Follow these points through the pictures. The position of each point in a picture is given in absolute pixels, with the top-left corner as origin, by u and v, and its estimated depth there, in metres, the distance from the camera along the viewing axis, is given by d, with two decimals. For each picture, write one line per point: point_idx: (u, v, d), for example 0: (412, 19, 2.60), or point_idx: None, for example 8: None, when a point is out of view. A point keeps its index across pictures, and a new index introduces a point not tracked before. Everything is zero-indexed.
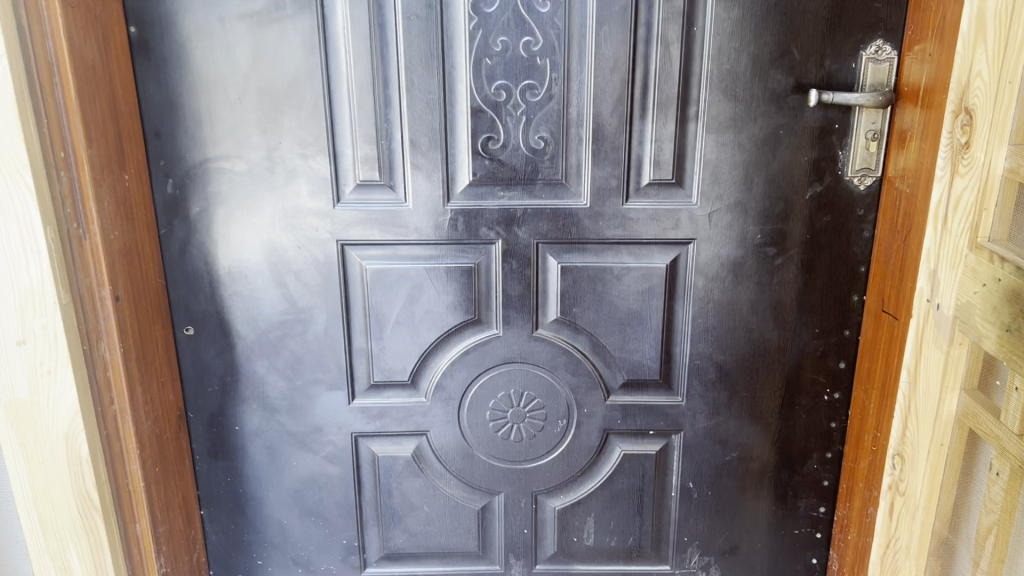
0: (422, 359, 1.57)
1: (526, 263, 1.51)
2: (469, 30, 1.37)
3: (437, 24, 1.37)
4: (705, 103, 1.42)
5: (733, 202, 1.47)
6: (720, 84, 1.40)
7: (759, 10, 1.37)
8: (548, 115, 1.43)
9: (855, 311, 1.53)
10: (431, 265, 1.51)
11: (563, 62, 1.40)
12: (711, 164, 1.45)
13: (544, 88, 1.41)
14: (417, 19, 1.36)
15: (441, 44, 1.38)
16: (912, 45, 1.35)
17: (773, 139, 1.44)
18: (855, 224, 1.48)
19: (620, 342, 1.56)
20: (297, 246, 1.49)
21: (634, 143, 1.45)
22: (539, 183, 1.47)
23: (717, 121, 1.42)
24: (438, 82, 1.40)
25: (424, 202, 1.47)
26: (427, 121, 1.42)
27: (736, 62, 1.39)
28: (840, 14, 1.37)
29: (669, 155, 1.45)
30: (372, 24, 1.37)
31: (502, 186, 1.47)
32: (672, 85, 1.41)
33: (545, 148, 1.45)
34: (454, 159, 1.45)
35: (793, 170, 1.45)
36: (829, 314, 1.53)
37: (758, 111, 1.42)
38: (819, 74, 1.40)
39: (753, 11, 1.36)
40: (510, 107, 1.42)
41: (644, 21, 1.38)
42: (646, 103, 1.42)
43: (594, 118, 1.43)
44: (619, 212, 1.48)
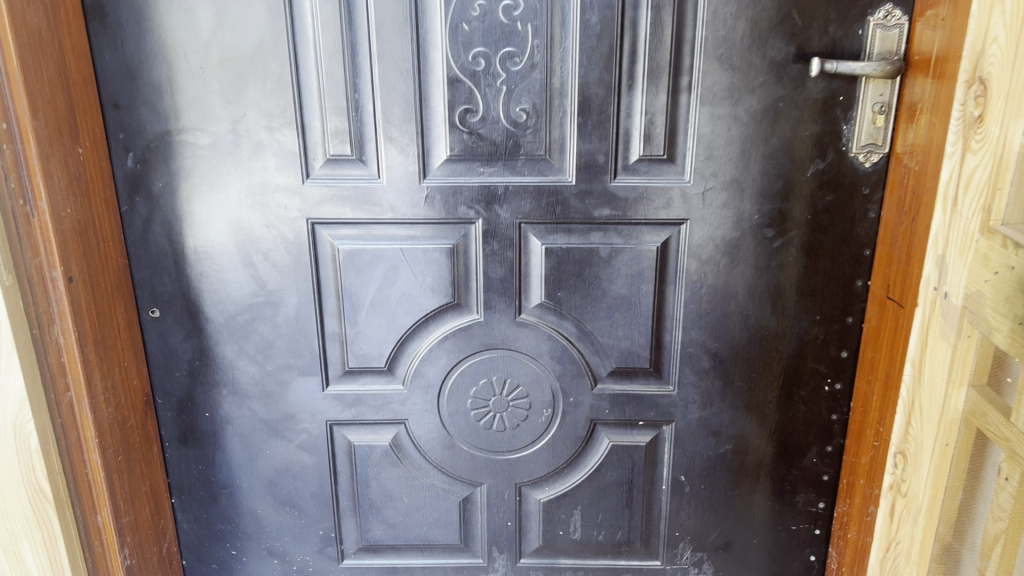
0: (398, 345, 1.49)
1: (508, 244, 1.43)
2: None
3: None
4: (699, 72, 1.31)
5: (729, 179, 1.38)
6: (715, 52, 1.30)
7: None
8: (530, 86, 1.34)
9: (859, 297, 1.43)
10: (407, 245, 1.43)
11: (546, 28, 1.30)
12: (706, 139, 1.35)
13: (525, 56, 1.32)
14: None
15: (414, 7, 1.28)
16: (924, 10, 1.24)
17: (772, 112, 1.33)
18: (860, 204, 1.38)
19: (608, 327, 1.47)
20: (265, 224, 1.41)
21: (622, 116, 1.35)
22: (521, 159, 1.38)
23: (713, 92, 1.32)
24: (413, 49, 1.31)
25: (399, 178, 1.38)
26: (400, 91, 1.33)
27: (733, 29, 1.29)
28: None
29: (660, 128, 1.35)
30: None
31: (481, 161, 1.38)
32: (663, 53, 1.31)
33: (527, 121, 1.36)
34: (430, 133, 1.36)
35: (794, 146, 1.35)
36: (831, 300, 1.44)
37: (757, 81, 1.32)
38: (823, 41, 1.30)
39: None
40: (489, 76, 1.33)
41: None
42: (635, 72, 1.32)
43: (580, 88, 1.33)
44: (607, 190, 1.39)
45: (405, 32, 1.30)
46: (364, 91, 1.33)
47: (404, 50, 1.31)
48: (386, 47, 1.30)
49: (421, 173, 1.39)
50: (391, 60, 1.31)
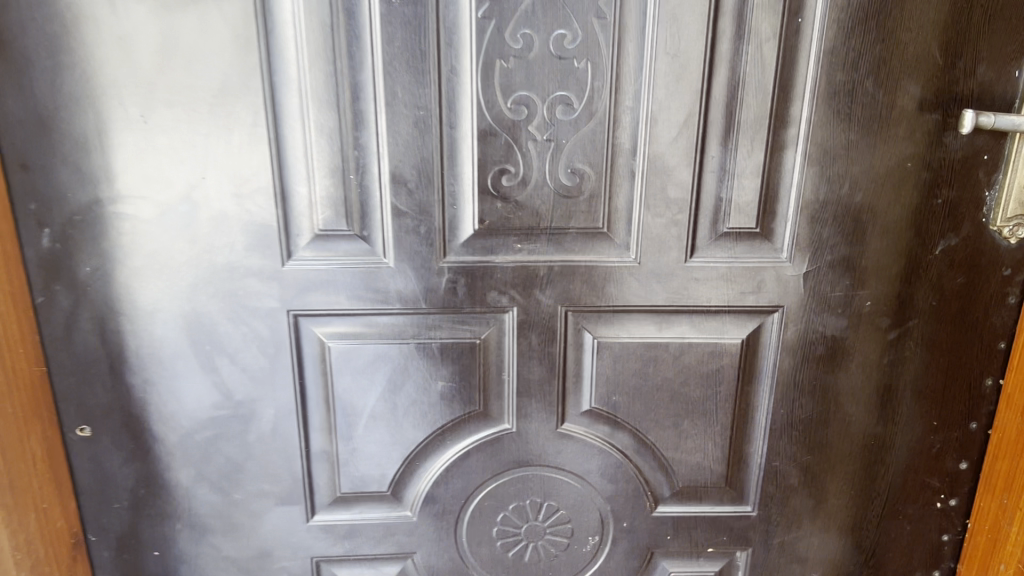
0: (406, 465, 1.16)
1: (550, 339, 1.11)
2: (477, 21, 0.95)
3: (430, 10, 0.94)
4: (808, 125, 1.01)
5: (839, 258, 1.08)
6: (830, 99, 0.99)
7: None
8: (586, 140, 1.02)
9: (986, 398, 1.15)
10: (420, 341, 1.09)
11: (610, 66, 0.98)
12: (813, 208, 1.05)
13: (582, 102, 1.00)
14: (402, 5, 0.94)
15: (436, 38, 0.96)
16: None
17: (898, 176, 1.04)
18: (997, 288, 1.10)
19: (674, 438, 1.17)
20: (231, 319, 1.06)
21: (705, 180, 1.04)
22: (571, 232, 1.06)
23: (826, 150, 1.02)
24: (433, 93, 0.98)
25: (412, 259, 1.05)
26: (417, 147, 1.00)
27: (855, 69, 0.98)
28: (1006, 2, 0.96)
29: (753, 195, 1.04)
30: (335, 10, 0.94)
31: (519, 236, 1.06)
32: (764, 100, 0.99)
33: (582, 185, 1.04)
34: (453, 201, 1.03)
35: (924, 217, 1.06)
36: (953, 403, 1.15)
37: (883, 137, 1.02)
38: (969, 85, 1.00)
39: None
40: (533, 128, 1.01)
41: (729, 10, 0.96)
42: (725, 123, 1.01)
43: (652, 144, 1.02)
44: (680, 271, 1.08)
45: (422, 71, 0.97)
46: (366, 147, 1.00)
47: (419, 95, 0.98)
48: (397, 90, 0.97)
49: (439, 253, 1.05)
50: (403, 105, 0.98)
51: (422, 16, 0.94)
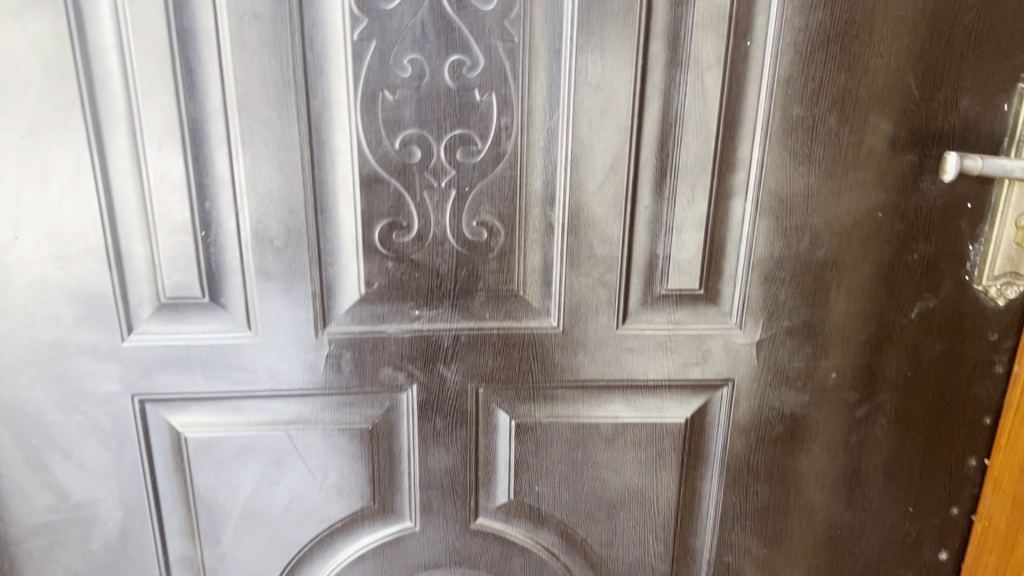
0: (289, 570, 0.97)
1: (458, 422, 0.92)
2: (353, 43, 0.77)
3: (293, 30, 0.76)
4: (759, 169, 0.84)
5: (799, 324, 0.91)
6: (785, 139, 0.83)
7: (859, 16, 0.79)
8: (493, 187, 0.84)
9: (969, 481, 0.99)
10: (299, 428, 0.90)
11: (520, 99, 0.80)
12: (767, 266, 0.88)
13: (486, 141, 0.82)
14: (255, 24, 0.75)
15: (301, 64, 0.77)
16: None
17: (868, 228, 0.87)
18: (982, 356, 0.93)
19: (608, 532, 0.99)
20: (60, 406, 0.86)
21: (638, 234, 0.87)
22: (479, 297, 0.88)
23: (781, 198, 0.85)
24: (302, 131, 0.79)
25: (284, 332, 0.86)
26: (284, 197, 0.81)
27: (815, 103, 0.82)
28: (994, 23, 0.80)
29: (695, 251, 0.87)
30: (171, 29, 0.74)
31: (416, 302, 0.87)
32: (706, 139, 0.82)
33: (491, 241, 0.86)
34: (332, 261, 0.85)
35: (896, 274, 0.89)
36: (932, 487, 0.99)
37: (847, 181, 0.85)
38: (950, 121, 0.84)
39: (848, 18, 0.79)
40: (429, 173, 0.83)
41: (661, 31, 0.79)
42: (660, 167, 0.84)
43: (573, 191, 0.84)
44: (612, 341, 0.90)
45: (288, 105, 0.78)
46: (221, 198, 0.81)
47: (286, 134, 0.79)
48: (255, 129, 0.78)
49: (318, 324, 0.86)
50: (264, 147, 0.79)
51: (283, 37, 0.76)
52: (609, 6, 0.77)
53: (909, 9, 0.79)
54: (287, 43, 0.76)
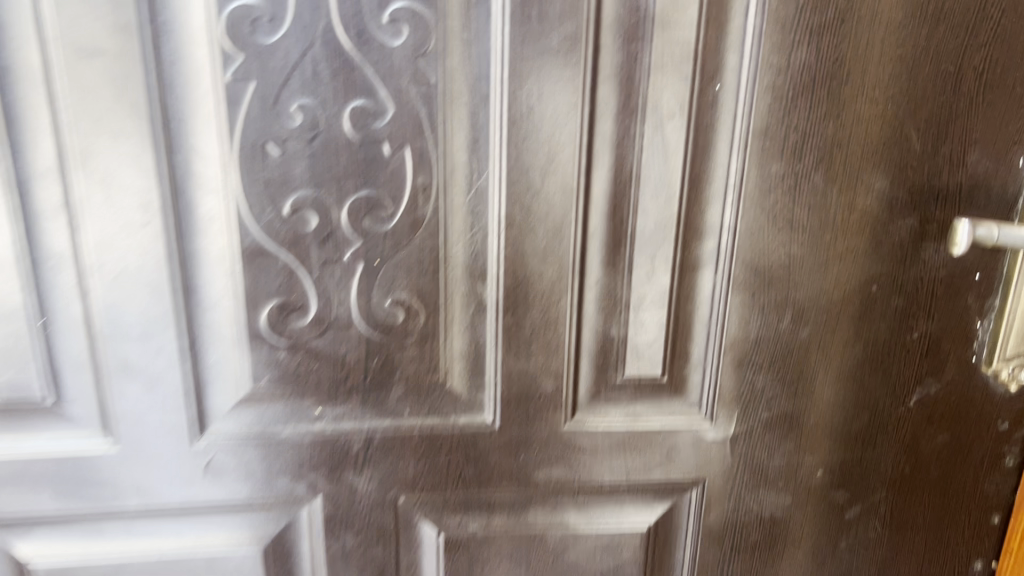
0: None
1: (374, 537, 0.76)
2: (227, 86, 0.61)
3: (149, 69, 0.60)
4: (731, 236, 0.70)
5: (779, 415, 0.76)
6: (763, 201, 0.68)
7: (849, 55, 0.65)
8: (410, 260, 0.68)
9: None
10: (177, 550, 0.74)
11: (439, 154, 0.65)
12: (742, 350, 0.73)
13: (400, 205, 0.66)
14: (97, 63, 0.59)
15: (161, 112, 0.61)
16: None
17: (859, 303, 0.73)
18: (990, 448, 0.80)
19: None
20: None
21: (587, 313, 0.72)
22: (395, 391, 0.72)
23: (760, 270, 0.71)
24: (164, 194, 0.63)
25: (153, 437, 0.70)
26: (144, 274, 0.65)
27: (797, 158, 0.68)
28: (1008, 65, 0.67)
29: (657, 332, 0.72)
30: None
31: (317, 398, 0.71)
32: (666, 201, 0.68)
33: (409, 324, 0.70)
34: (209, 350, 0.68)
35: (892, 357, 0.76)
36: None
37: (835, 250, 0.71)
38: (955, 178, 0.70)
39: (837, 57, 0.65)
40: (329, 244, 0.67)
41: (611, 72, 0.64)
42: (613, 234, 0.69)
43: (508, 265, 0.69)
44: (558, 440, 0.75)
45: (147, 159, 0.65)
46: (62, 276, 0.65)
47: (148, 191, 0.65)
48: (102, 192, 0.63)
49: (196, 424, 0.70)
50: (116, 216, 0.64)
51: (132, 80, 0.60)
52: (546, 42, 0.63)
53: (908, 46, 0.66)
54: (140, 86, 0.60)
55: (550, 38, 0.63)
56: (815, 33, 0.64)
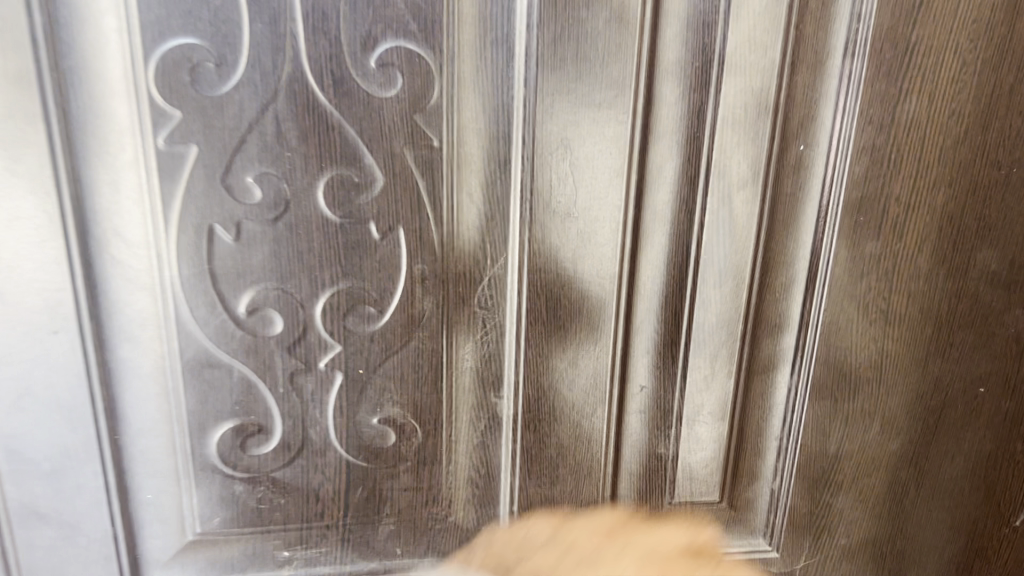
0: None
1: None
2: (162, 151, 0.46)
3: (52, 130, 0.44)
4: (814, 333, 0.55)
5: (860, 543, 0.62)
6: (854, 290, 0.54)
7: (967, 106, 0.51)
8: (404, 369, 0.53)
9: None
10: None
11: (444, 237, 0.50)
12: (819, 469, 0.59)
13: (392, 301, 0.51)
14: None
15: (69, 186, 0.45)
16: None
17: (962, 408, 0.59)
18: None
19: None
20: None
21: (629, 428, 0.57)
22: (385, 527, 0.56)
23: (846, 373, 0.56)
24: (77, 293, 0.47)
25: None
26: (51, 397, 0.49)
27: (898, 236, 0.53)
28: None
29: (714, 449, 0.58)
30: None
31: (285, 540, 0.55)
32: (733, 290, 0.54)
33: (403, 448, 0.55)
34: (142, 487, 0.52)
35: (1000, 472, 0.61)
36: None
37: (937, 346, 0.57)
38: None
39: (954, 110, 0.51)
40: (299, 351, 0.51)
41: (667, 130, 0.50)
42: (662, 332, 0.54)
43: (531, 372, 0.54)
44: None
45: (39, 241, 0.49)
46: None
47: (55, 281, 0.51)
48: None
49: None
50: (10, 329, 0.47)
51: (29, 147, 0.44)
52: (583, 92, 0.48)
53: None
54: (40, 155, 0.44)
55: (589, 86, 0.48)
56: (928, 81, 0.50)
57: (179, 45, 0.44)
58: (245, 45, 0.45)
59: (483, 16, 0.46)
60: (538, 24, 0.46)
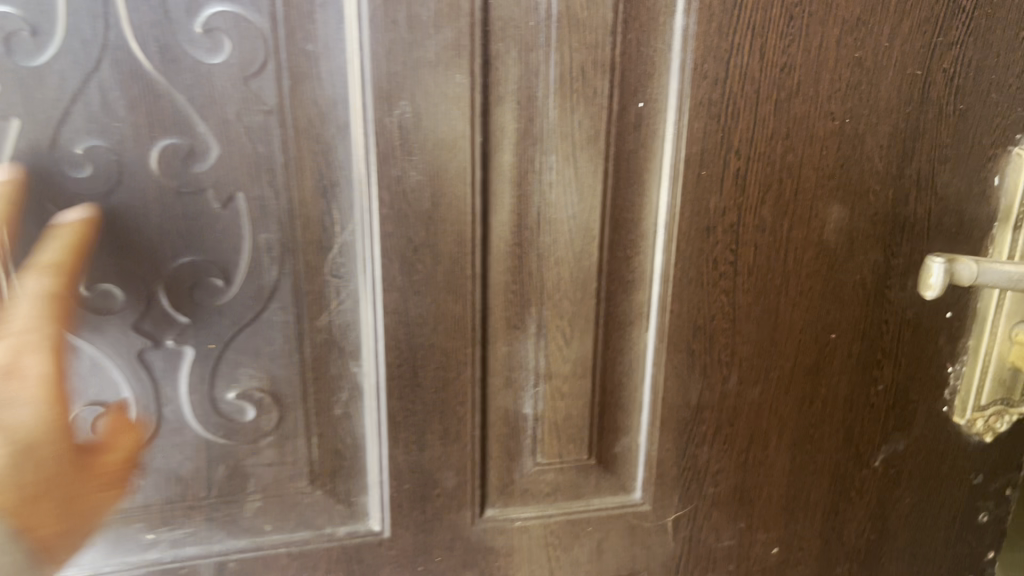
0: None
1: None
2: None
3: None
4: (667, 279, 0.56)
5: (728, 492, 0.64)
6: (686, 232, 0.55)
7: (804, 60, 0.53)
8: (249, 335, 0.52)
9: None
10: None
11: (283, 182, 0.49)
12: (682, 417, 0.60)
13: (239, 263, 0.50)
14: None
15: None
16: None
17: (771, 361, 0.60)
18: (959, 491, 0.69)
19: None
20: None
21: (498, 379, 0.57)
22: (256, 504, 0.56)
23: (687, 301, 0.57)
24: None
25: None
26: None
27: (715, 184, 0.54)
28: (946, 96, 0.56)
29: (581, 406, 0.59)
30: None
31: (150, 519, 0.55)
32: (597, 249, 0.55)
33: (259, 419, 0.54)
34: None
35: (835, 415, 0.64)
36: None
37: (749, 305, 0.58)
38: (804, 207, 0.57)
39: (759, 73, 0.53)
40: (157, 323, 0.50)
41: (513, 81, 0.50)
42: (518, 303, 0.55)
43: (392, 361, 0.54)
44: (469, 544, 0.61)
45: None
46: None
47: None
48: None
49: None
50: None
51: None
52: (411, 25, 0.47)
53: (797, 43, 0.52)
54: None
55: (422, 17, 0.47)
56: (732, 29, 0.51)
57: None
58: (55, 31, 0.44)
59: (336, 2, 0.46)
60: (369, 26, 0.46)
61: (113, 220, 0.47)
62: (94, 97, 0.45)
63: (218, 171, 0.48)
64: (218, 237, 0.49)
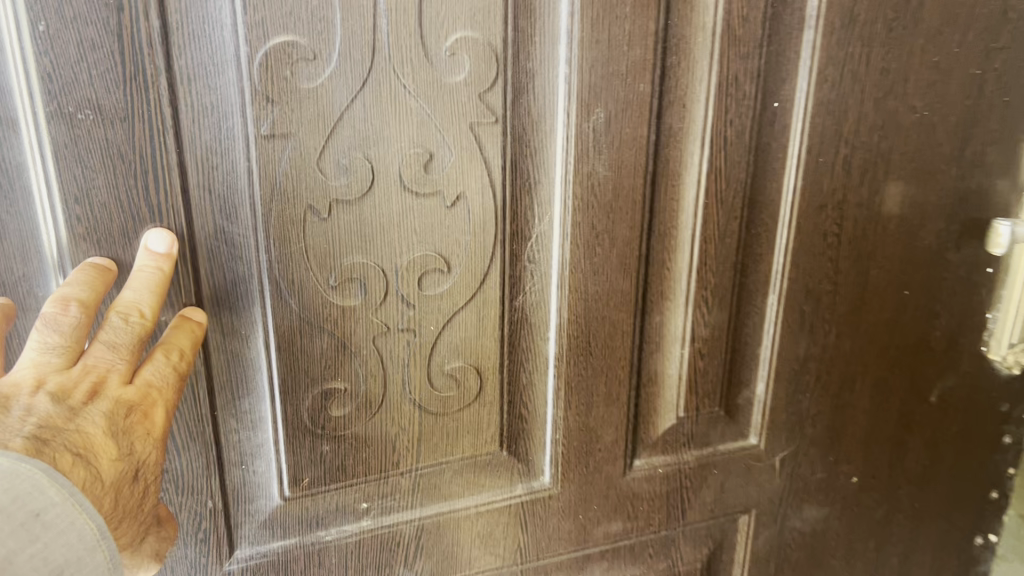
0: None
1: None
2: (261, 196, 0.51)
3: (184, 188, 0.49)
4: (787, 249, 0.67)
5: (821, 429, 0.76)
6: (804, 209, 0.66)
7: (895, 65, 0.65)
8: (462, 317, 0.59)
9: (978, 546, 0.87)
10: None
11: (501, 181, 0.57)
12: (791, 368, 0.72)
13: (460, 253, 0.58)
14: (110, 485, 0.44)
15: (221, 232, 0.51)
16: None
17: (859, 315, 0.72)
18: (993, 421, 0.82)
19: None
20: None
21: (650, 345, 0.67)
22: (455, 469, 0.64)
23: (801, 268, 0.68)
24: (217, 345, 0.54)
25: (168, 497, 0.55)
26: (196, 415, 0.54)
27: (827, 168, 0.66)
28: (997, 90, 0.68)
29: (714, 362, 0.69)
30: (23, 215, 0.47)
31: (367, 488, 0.62)
32: (734, 227, 0.65)
33: (462, 391, 0.62)
34: (248, 490, 0.58)
35: (903, 359, 0.76)
36: (948, 560, 0.86)
37: (845, 270, 0.70)
38: (888, 184, 0.68)
39: (865, 75, 0.64)
40: (389, 311, 0.57)
41: (682, 88, 0.59)
42: (671, 277, 0.65)
43: (574, 333, 0.63)
44: (620, 492, 0.70)
45: (264, 52, 0.48)
46: (93, 163, 0.47)
47: (241, 93, 0.49)
48: (45, 523, 0.39)
49: (231, 457, 0.57)
50: (94, 522, 0.41)
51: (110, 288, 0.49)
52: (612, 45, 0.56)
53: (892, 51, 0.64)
54: (112, 280, 0.48)
55: (621, 39, 0.56)
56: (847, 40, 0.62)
57: (153, 250, 0.49)
58: (333, 57, 0.50)
59: (552, 26, 0.54)
60: (578, 46, 0.55)
61: (363, 219, 0.54)
62: (358, 114, 0.52)
63: (452, 174, 0.55)
64: (444, 231, 0.57)
